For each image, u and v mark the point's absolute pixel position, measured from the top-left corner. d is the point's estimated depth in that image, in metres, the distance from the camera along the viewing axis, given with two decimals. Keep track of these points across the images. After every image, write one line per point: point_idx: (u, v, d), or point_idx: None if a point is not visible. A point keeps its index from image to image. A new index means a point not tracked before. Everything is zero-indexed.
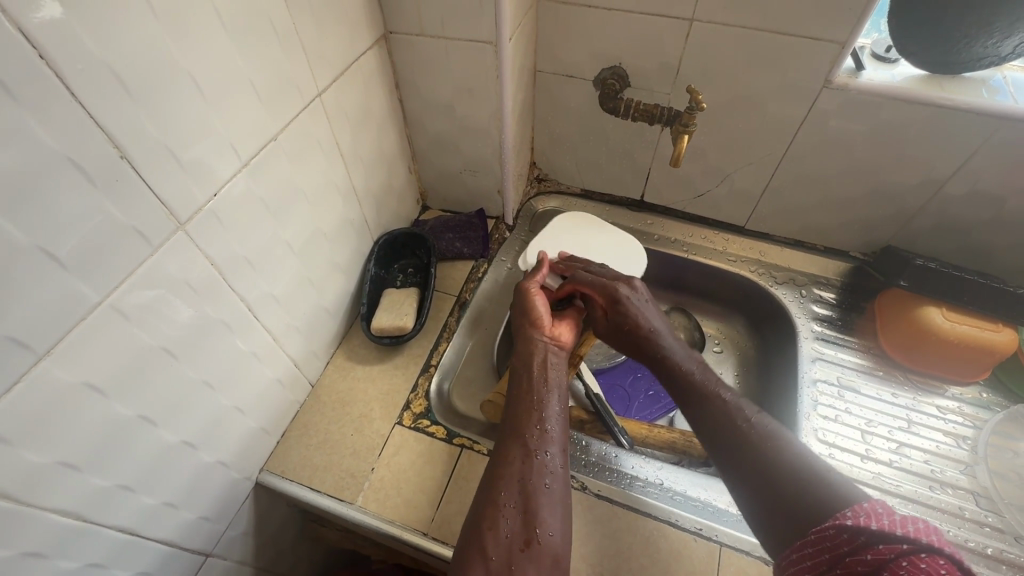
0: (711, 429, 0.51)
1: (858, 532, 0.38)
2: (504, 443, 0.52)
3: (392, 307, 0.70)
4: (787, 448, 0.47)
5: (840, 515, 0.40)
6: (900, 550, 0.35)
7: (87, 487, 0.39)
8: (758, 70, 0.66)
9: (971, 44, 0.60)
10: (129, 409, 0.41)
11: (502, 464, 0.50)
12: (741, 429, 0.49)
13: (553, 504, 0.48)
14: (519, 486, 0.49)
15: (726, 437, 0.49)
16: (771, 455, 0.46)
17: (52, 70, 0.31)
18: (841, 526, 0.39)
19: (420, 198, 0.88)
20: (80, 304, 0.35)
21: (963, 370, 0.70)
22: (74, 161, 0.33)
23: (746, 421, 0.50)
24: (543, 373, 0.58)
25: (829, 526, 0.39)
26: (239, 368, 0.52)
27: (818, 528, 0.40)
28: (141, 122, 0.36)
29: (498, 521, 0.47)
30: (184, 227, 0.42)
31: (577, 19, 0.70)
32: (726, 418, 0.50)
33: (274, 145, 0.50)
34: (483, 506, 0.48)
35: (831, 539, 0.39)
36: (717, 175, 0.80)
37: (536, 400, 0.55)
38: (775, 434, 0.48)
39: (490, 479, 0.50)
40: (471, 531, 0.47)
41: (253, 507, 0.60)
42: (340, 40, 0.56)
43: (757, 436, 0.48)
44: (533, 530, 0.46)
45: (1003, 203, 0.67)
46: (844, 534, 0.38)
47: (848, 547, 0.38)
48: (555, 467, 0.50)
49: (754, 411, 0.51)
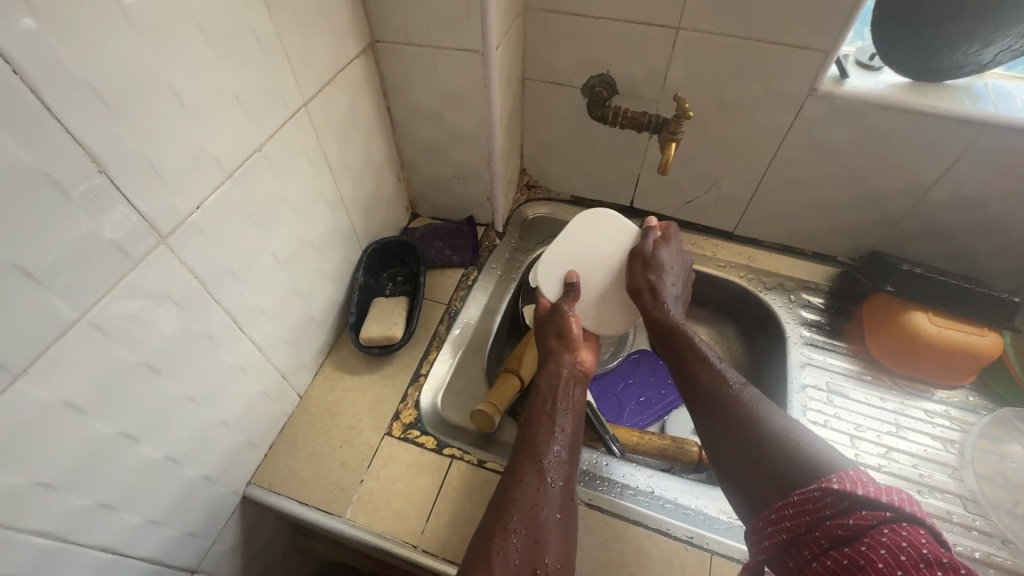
0: (700, 397, 0.52)
1: (841, 496, 0.39)
2: (518, 467, 0.51)
3: (381, 316, 0.70)
4: (768, 412, 0.48)
5: (825, 480, 0.41)
6: (883, 517, 0.37)
7: (66, 506, 0.39)
8: (744, 78, 0.66)
9: (952, 52, 0.61)
10: (109, 426, 0.40)
11: (516, 487, 0.49)
12: (728, 396, 0.50)
13: (562, 535, 0.47)
14: (530, 511, 0.48)
15: (712, 405, 0.51)
16: (758, 422, 0.48)
17: (26, 85, 0.30)
18: (826, 489, 0.40)
19: (409, 206, 0.87)
20: (57, 321, 0.35)
21: (954, 375, 0.71)
22: (50, 176, 0.32)
23: (732, 388, 0.51)
24: (560, 400, 0.57)
25: (815, 489, 0.40)
26: (224, 381, 0.51)
27: (803, 490, 0.41)
28: (119, 134, 0.36)
29: (507, 544, 0.45)
30: (165, 240, 0.41)
31: (565, 27, 0.70)
32: (715, 385, 0.52)
33: (258, 155, 0.49)
34: (492, 527, 0.47)
35: (815, 501, 0.40)
36: (706, 182, 0.81)
37: (555, 425, 0.55)
38: (759, 403, 0.49)
39: (501, 501, 0.49)
40: (475, 551, 0.45)
41: (239, 521, 0.59)
42: (326, 49, 0.56)
43: (741, 403, 0.50)
44: (541, 558, 0.45)
45: (987, 207, 0.67)
46: (827, 498, 0.39)
47: (830, 510, 0.39)
48: (565, 497, 0.50)
49: (740, 378, 0.52)
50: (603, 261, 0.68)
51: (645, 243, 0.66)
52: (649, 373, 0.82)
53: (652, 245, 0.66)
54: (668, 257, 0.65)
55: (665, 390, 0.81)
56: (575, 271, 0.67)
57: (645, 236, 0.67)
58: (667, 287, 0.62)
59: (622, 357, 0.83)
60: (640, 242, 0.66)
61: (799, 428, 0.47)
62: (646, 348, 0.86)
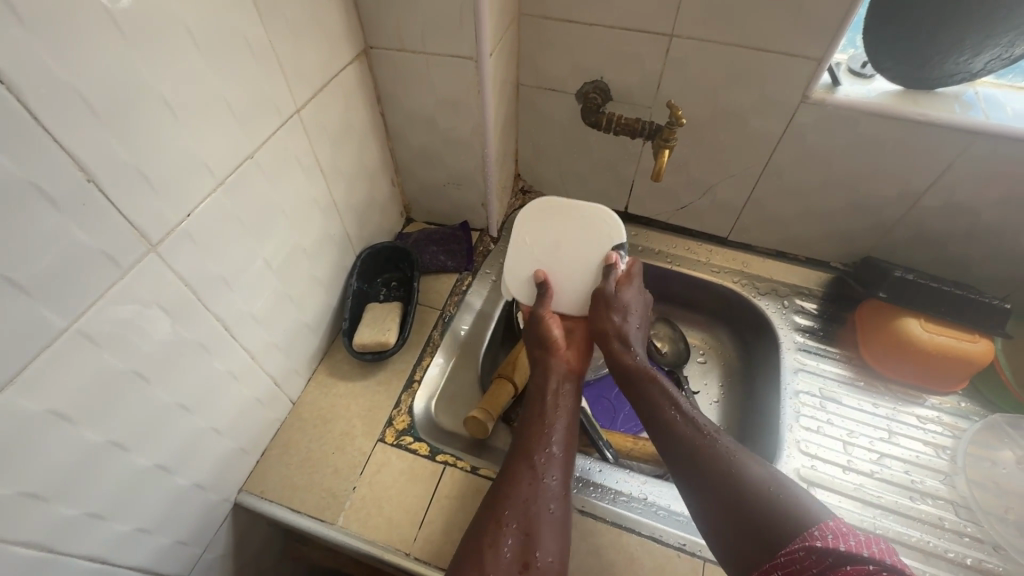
0: (675, 450, 0.51)
1: (825, 553, 0.40)
2: (513, 462, 0.52)
3: (375, 322, 0.69)
4: (742, 462, 0.48)
5: (808, 535, 0.42)
6: (865, 569, 0.38)
7: (54, 516, 0.38)
8: (737, 85, 0.67)
9: (943, 61, 0.61)
10: (98, 435, 0.40)
11: (509, 483, 0.50)
12: (702, 450, 0.49)
13: (555, 528, 0.48)
14: (523, 506, 0.49)
15: (687, 458, 0.50)
16: (733, 475, 0.47)
17: (14, 95, 0.30)
18: (811, 547, 0.41)
19: (404, 211, 0.87)
20: (46, 330, 0.35)
21: (947, 381, 0.71)
22: (37, 185, 0.32)
23: (704, 437, 0.50)
24: (555, 398, 0.58)
25: (800, 547, 0.41)
26: (215, 388, 0.51)
27: (786, 549, 0.42)
28: (108, 142, 0.36)
29: (499, 540, 0.47)
30: (155, 248, 0.41)
31: (559, 34, 0.70)
32: (689, 438, 0.51)
33: (251, 163, 0.49)
34: (485, 522, 0.48)
35: (801, 560, 0.41)
36: (700, 187, 0.81)
37: (547, 424, 0.55)
38: (736, 453, 0.49)
39: (494, 498, 0.50)
40: (470, 545, 0.47)
41: (231, 529, 0.59)
42: (319, 56, 0.56)
43: (716, 455, 0.49)
44: (532, 552, 0.46)
45: (978, 214, 0.68)
46: (812, 556, 0.40)
47: (816, 568, 0.40)
48: (560, 493, 0.50)
49: (712, 427, 0.51)
50: (576, 273, 0.68)
51: (607, 285, 0.64)
52: None
53: (614, 285, 0.64)
54: (624, 298, 0.63)
55: None
56: (541, 270, 0.68)
57: (607, 276, 0.65)
58: (625, 329, 0.61)
59: None
60: (603, 283, 0.65)
61: (775, 477, 0.47)
62: None
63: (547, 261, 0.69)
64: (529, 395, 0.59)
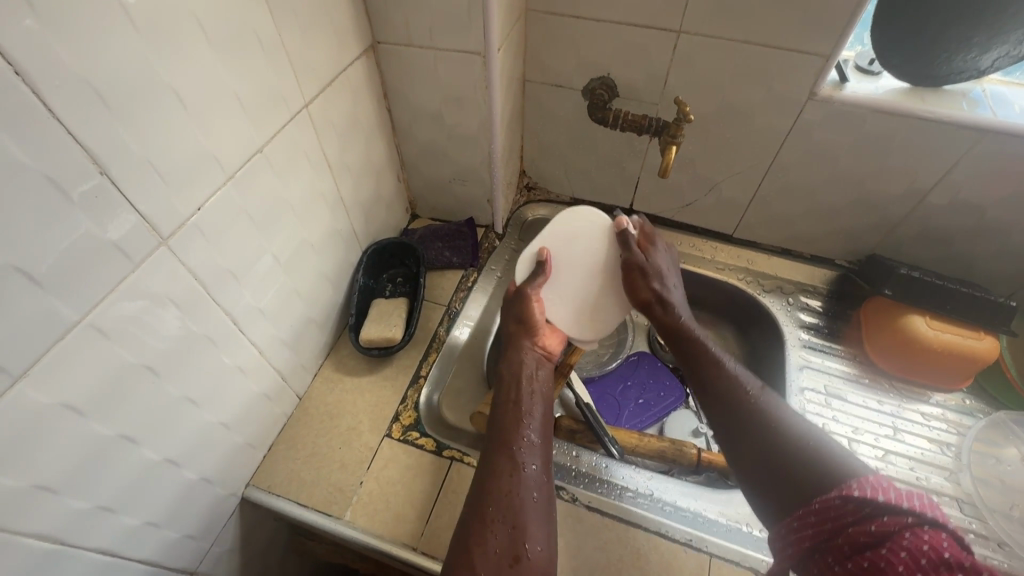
0: (715, 399, 0.52)
1: (863, 503, 0.38)
2: (493, 454, 0.51)
3: (381, 318, 0.69)
4: (784, 417, 0.48)
5: (846, 486, 0.40)
6: (905, 522, 0.36)
7: (65, 509, 0.38)
8: (744, 82, 0.67)
9: (951, 58, 0.61)
10: (109, 428, 0.40)
11: (491, 477, 0.49)
12: (744, 405, 0.49)
13: (540, 517, 0.48)
14: (508, 499, 0.48)
15: (727, 409, 0.50)
16: (774, 428, 0.47)
17: (28, 87, 0.30)
18: (849, 496, 0.39)
19: (409, 207, 0.87)
20: (58, 324, 0.35)
21: (935, 374, 0.71)
22: (49, 177, 0.32)
23: (747, 392, 0.51)
24: (528, 386, 0.57)
25: (836, 496, 0.40)
26: (223, 383, 0.51)
27: (822, 497, 0.41)
28: (120, 135, 0.36)
29: (486, 537, 0.46)
30: (166, 242, 0.41)
31: (566, 30, 0.70)
32: (731, 393, 0.51)
33: (259, 157, 0.49)
34: (470, 521, 0.47)
35: (837, 508, 0.39)
36: (705, 185, 0.81)
37: (523, 413, 0.55)
38: (777, 407, 0.49)
39: (477, 497, 0.48)
40: (458, 545, 0.46)
41: (238, 523, 0.59)
42: (327, 50, 0.56)
43: (758, 408, 0.49)
44: (522, 544, 0.46)
45: (984, 212, 0.68)
46: (848, 504, 0.39)
47: (853, 517, 0.38)
48: (541, 481, 0.50)
49: (756, 384, 0.52)
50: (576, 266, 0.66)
51: (635, 251, 0.63)
52: (648, 375, 0.83)
53: (641, 252, 0.63)
54: (656, 266, 0.62)
55: (664, 392, 0.81)
56: (547, 248, 0.66)
57: (627, 242, 0.63)
58: (667, 293, 0.60)
59: (621, 359, 0.83)
60: (626, 250, 0.63)
61: (816, 432, 0.47)
62: (645, 350, 0.87)
63: (557, 242, 0.67)
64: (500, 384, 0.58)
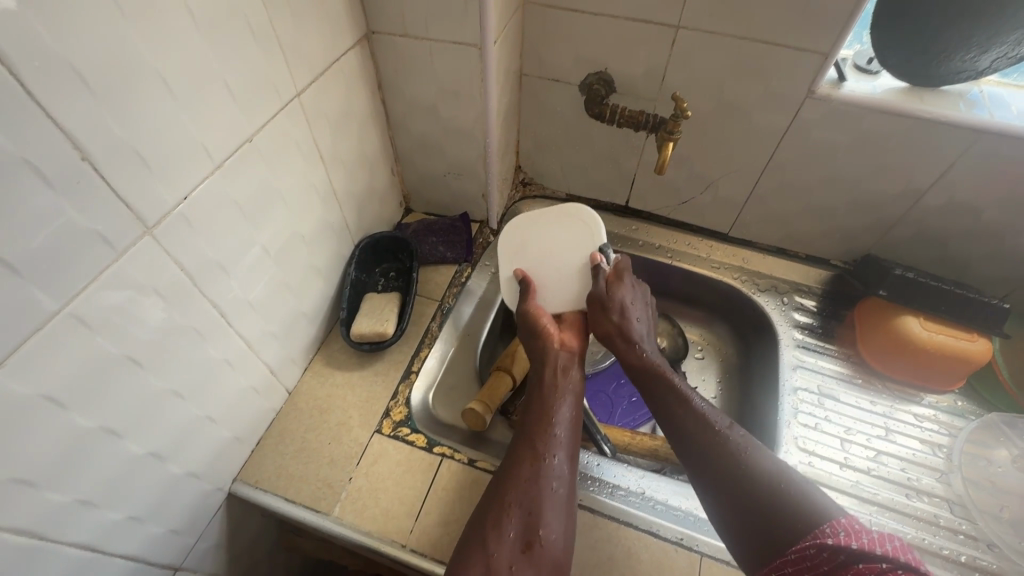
0: (681, 438, 0.51)
1: (838, 551, 0.39)
2: (518, 444, 0.52)
3: (373, 312, 0.69)
4: (755, 455, 0.47)
5: (820, 533, 0.41)
6: (879, 569, 0.37)
7: (44, 504, 0.37)
8: (742, 79, 0.66)
9: (950, 58, 0.61)
10: (90, 421, 0.39)
11: (515, 465, 0.50)
12: (713, 443, 0.49)
13: (558, 507, 0.48)
14: (526, 487, 0.48)
15: (698, 448, 0.49)
16: (747, 468, 0.47)
17: (7, 67, 0.29)
18: (823, 545, 0.40)
19: (403, 201, 0.86)
20: (37, 313, 0.34)
21: (909, 370, 0.72)
22: (28, 161, 0.31)
23: (717, 430, 0.50)
24: (559, 382, 0.57)
25: (811, 545, 0.41)
26: (210, 375, 0.50)
27: (798, 547, 0.41)
28: (103, 120, 0.35)
29: (504, 520, 0.46)
30: (151, 231, 0.40)
31: (564, 23, 0.69)
32: (700, 430, 0.50)
33: (249, 146, 0.48)
34: (489, 504, 0.48)
35: (812, 558, 0.40)
36: (702, 183, 0.81)
37: (557, 404, 0.55)
38: (750, 446, 0.48)
39: (498, 481, 0.49)
40: (474, 527, 0.47)
41: (225, 519, 0.58)
42: (320, 39, 0.55)
43: (730, 449, 0.48)
44: (537, 532, 0.46)
45: (979, 214, 0.68)
46: (823, 553, 0.40)
47: (828, 566, 0.39)
48: (566, 470, 0.50)
49: (727, 421, 0.51)
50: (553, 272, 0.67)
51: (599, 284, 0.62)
52: None
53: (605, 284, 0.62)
54: (625, 298, 0.61)
55: None
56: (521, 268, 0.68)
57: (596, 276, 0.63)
58: (630, 324, 0.60)
59: (614, 357, 0.83)
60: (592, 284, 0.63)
61: (787, 472, 0.46)
62: None
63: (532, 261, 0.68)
64: (530, 383, 0.58)
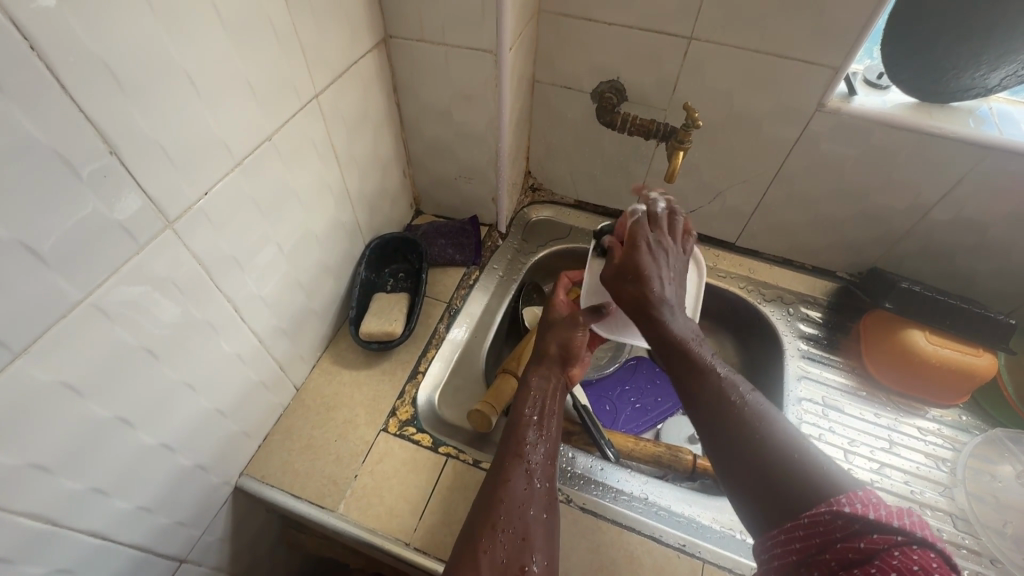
0: (699, 399, 0.48)
1: (852, 519, 0.37)
2: (503, 465, 0.50)
3: (381, 312, 0.69)
4: (774, 422, 0.45)
5: (835, 501, 0.39)
6: (894, 541, 0.36)
7: (58, 489, 0.38)
8: (753, 90, 0.67)
9: (960, 75, 0.62)
10: (106, 409, 0.40)
11: (501, 488, 0.48)
12: (733, 412, 0.46)
13: (547, 534, 0.47)
14: (517, 511, 0.47)
15: (718, 415, 0.47)
16: (766, 434, 0.44)
17: (42, 62, 0.30)
18: (837, 512, 0.38)
19: (414, 202, 0.87)
20: (61, 301, 0.35)
21: (899, 381, 0.73)
22: (59, 153, 0.32)
23: (735, 398, 0.47)
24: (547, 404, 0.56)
25: (825, 511, 0.39)
26: (221, 370, 0.51)
27: (812, 513, 0.39)
28: (132, 115, 0.36)
29: (496, 542, 0.45)
30: (172, 225, 0.41)
31: (577, 33, 0.70)
32: (720, 399, 0.47)
33: (268, 144, 0.49)
34: (478, 524, 0.46)
35: (825, 524, 0.38)
36: (709, 192, 0.81)
37: (542, 428, 0.54)
38: (767, 411, 0.46)
39: (486, 501, 0.48)
40: (465, 545, 0.45)
41: (230, 512, 0.59)
42: (339, 41, 0.56)
43: (747, 416, 0.46)
44: (529, 555, 0.45)
45: (987, 228, 0.68)
46: (838, 520, 0.38)
47: (841, 533, 0.37)
48: (551, 497, 0.50)
49: (749, 389, 0.48)
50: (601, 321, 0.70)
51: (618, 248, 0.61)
52: (646, 381, 0.83)
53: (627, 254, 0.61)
54: (654, 247, 0.58)
55: (661, 398, 0.81)
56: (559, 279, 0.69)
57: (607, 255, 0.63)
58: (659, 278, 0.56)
59: (619, 363, 0.83)
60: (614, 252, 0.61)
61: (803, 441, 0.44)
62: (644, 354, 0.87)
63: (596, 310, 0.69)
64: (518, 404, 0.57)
